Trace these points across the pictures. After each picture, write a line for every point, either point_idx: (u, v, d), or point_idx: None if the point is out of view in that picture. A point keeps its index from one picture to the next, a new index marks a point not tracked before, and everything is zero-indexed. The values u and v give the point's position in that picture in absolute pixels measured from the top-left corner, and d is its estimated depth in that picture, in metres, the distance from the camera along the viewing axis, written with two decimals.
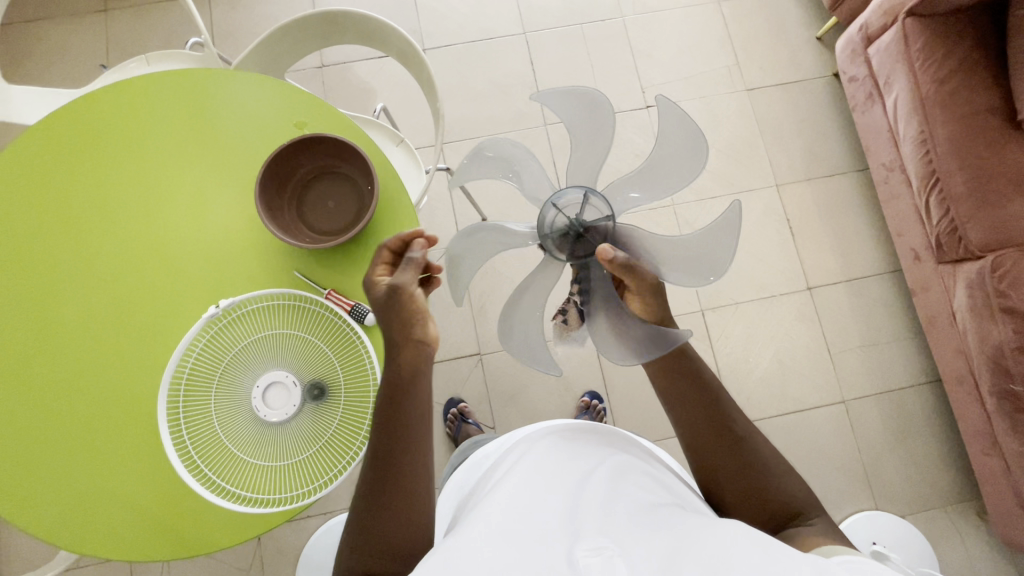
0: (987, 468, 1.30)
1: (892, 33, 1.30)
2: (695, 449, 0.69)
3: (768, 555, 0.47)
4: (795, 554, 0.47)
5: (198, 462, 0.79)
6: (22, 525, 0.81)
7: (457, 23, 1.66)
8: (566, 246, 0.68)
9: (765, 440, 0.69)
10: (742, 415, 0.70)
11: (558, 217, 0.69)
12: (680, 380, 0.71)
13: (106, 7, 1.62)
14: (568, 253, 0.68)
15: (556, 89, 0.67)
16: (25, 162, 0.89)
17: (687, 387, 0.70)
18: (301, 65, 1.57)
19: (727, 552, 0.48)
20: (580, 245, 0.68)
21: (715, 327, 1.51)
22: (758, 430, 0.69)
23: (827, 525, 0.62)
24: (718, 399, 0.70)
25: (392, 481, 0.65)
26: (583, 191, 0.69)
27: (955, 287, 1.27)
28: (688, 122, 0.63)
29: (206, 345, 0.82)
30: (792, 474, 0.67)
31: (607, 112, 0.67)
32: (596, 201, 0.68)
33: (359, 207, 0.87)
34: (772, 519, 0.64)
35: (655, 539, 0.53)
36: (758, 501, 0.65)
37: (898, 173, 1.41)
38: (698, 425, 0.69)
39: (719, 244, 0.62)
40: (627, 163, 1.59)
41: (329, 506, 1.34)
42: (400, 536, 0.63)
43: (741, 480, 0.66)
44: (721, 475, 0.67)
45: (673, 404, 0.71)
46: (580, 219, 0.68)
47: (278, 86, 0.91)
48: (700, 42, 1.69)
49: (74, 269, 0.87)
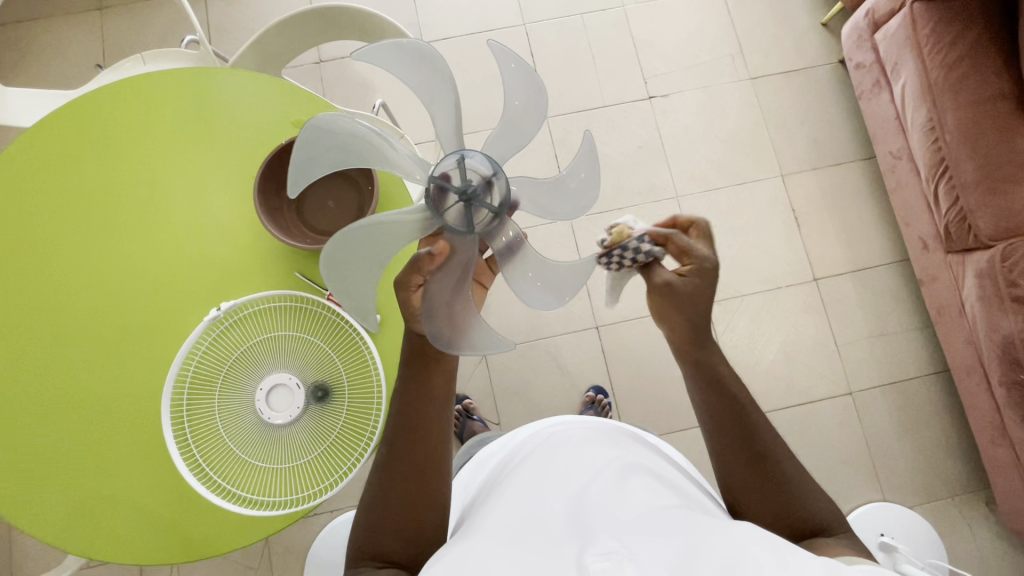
0: (997, 459, 1.30)
1: (899, 17, 1.27)
2: (720, 450, 0.69)
3: (783, 562, 0.45)
4: (806, 555, 0.47)
5: (203, 465, 0.79)
6: (31, 530, 0.81)
7: (456, 15, 1.64)
8: (463, 216, 0.66)
9: (794, 457, 0.68)
10: (775, 434, 0.69)
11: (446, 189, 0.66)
12: (719, 397, 0.70)
13: (100, 5, 1.60)
14: (468, 223, 0.66)
15: (378, 48, 0.62)
16: (23, 165, 0.89)
17: (725, 402, 0.70)
18: (299, 61, 1.55)
19: (742, 558, 0.46)
20: (478, 210, 0.66)
21: (721, 319, 1.50)
22: (789, 448, 0.68)
23: (850, 541, 0.62)
24: (755, 417, 0.69)
25: (412, 477, 0.67)
26: (457, 156, 0.65)
27: (964, 276, 1.26)
28: (516, 61, 0.64)
29: (209, 348, 0.81)
30: (822, 493, 0.66)
31: (435, 57, 0.64)
32: (475, 159, 0.65)
33: (358, 207, 0.86)
34: (792, 531, 0.64)
35: (666, 543, 0.51)
36: (778, 513, 0.65)
37: (905, 162, 1.39)
38: (726, 428, 0.69)
39: (579, 179, 0.70)
40: (630, 156, 1.58)
41: (336, 504, 1.34)
42: (411, 522, 0.66)
43: (767, 494, 0.65)
44: (746, 487, 0.66)
45: (708, 416, 0.71)
46: (467, 187, 0.65)
47: (274, 85, 0.90)
48: (703, 30, 1.66)
49: (75, 275, 0.86)
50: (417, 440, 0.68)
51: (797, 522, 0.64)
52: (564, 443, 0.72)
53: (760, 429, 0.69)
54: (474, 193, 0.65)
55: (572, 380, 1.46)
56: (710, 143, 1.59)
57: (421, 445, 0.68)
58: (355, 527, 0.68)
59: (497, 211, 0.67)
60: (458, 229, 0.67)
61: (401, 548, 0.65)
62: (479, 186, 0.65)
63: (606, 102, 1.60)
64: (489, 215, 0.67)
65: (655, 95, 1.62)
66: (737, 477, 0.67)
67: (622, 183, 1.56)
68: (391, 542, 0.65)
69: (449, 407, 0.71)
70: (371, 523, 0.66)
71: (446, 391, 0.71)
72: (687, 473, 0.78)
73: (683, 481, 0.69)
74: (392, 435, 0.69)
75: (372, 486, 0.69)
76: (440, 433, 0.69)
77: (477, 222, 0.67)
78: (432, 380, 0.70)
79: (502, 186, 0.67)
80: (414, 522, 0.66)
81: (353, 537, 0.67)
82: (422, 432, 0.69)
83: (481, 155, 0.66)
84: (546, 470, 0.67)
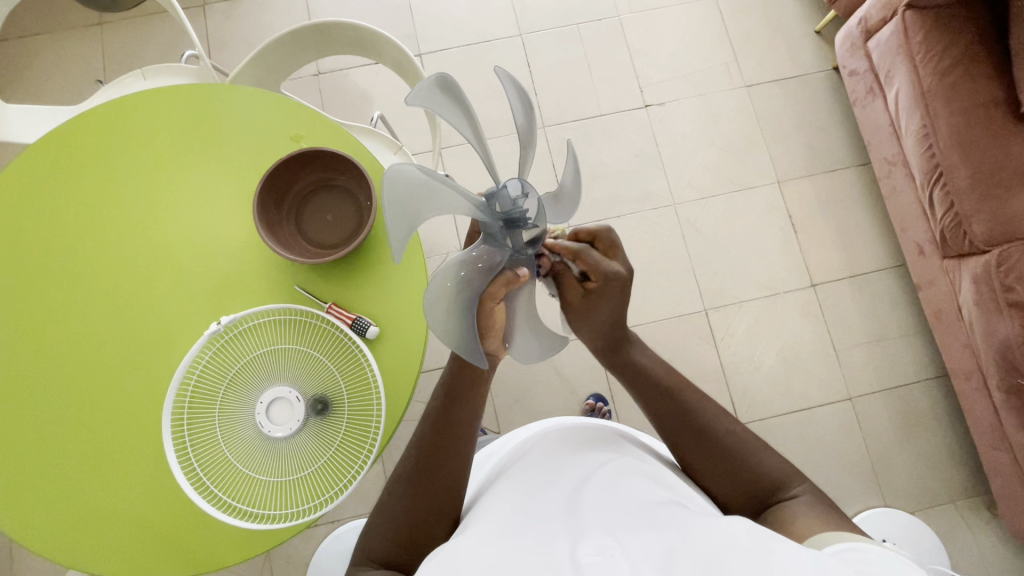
0: (997, 464, 1.30)
1: (892, 25, 1.28)
2: (666, 437, 0.72)
3: (768, 548, 0.46)
4: (796, 546, 0.47)
5: (205, 479, 0.79)
6: (31, 546, 0.81)
7: (453, 27, 1.65)
8: (516, 239, 0.64)
9: (733, 420, 0.71)
10: (708, 403, 0.72)
11: (492, 219, 0.62)
12: (650, 385, 0.74)
13: (101, 19, 1.62)
14: (518, 245, 0.64)
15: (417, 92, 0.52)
16: (26, 182, 0.89)
17: (653, 386, 0.74)
18: (298, 74, 1.57)
19: (729, 547, 0.47)
20: (523, 230, 0.63)
21: (719, 325, 1.50)
22: (725, 414, 0.71)
23: (812, 494, 0.63)
24: (684, 398, 0.72)
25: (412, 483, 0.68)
26: (499, 185, 0.61)
27: (960, 281, 1.26)
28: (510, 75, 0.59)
29: (210, 361, 0.82)
30: (772, 451, 0.69)
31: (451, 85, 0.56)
32: (514, 185, 0.61)
33: (359, 220, 0.87)
34: (757, 498, 0.66)
35: (656, 536, 0.52)
36: (740, 484, 0.67)
37: (900, 168, 1.40)
38: (665, 420, 0.72)
39: (574, 181, 0.71)
40: (627, 164, 1.59)
41: (337, 514, 1.35)
42: (419, 528, 0.66)
43: (725, 467, 0.67)
44: (703, 466, 0.69)
45: (644, 402, 0.74)
46: (516, 212, 0.62)
47: (273, 100, 0.91)
48: (697, 38, 1.67)
49: (76, 291, 0.87)
50: (425, 450, 0.69)
51: (759, 497, 0.66)
52: (557, 449, 0.71)
53: (700, 411, 0.71)
54: (519, 217, 0.62)
55: (571, 388, 1.46)
56: (707, 150, 1.60)
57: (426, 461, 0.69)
58: (364, 535, 0.68)
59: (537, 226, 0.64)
60: (514, 254, 0.64)
61: (408, 557, 0.64)
62: (525, 205, 0.62)
63: (603, 111, 1.62)
64: (533, 232, 0.64)
65: (651, 103, 1.63)
66: (694, 462, 0.69)
67: (619, 191, 1.57)
68: (394, 549, 0.65)
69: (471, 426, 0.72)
70: (379, 530, 0.66)
71: (473, 414, 0.72)
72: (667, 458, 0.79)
73: (684, 483, 0.69)
74: (420, 446, 0.70)
75: (385, 498, 0.69)
76: (443, 442, 0.70)
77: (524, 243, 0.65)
78: (473, 400, 0.73)
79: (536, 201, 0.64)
80: (417, 530, 0.66)
81: (360, 541, 0.67)
82: (443, 448, 0.69)
83: (515, 179, 0.61)
84: (542, 472, 0.67)
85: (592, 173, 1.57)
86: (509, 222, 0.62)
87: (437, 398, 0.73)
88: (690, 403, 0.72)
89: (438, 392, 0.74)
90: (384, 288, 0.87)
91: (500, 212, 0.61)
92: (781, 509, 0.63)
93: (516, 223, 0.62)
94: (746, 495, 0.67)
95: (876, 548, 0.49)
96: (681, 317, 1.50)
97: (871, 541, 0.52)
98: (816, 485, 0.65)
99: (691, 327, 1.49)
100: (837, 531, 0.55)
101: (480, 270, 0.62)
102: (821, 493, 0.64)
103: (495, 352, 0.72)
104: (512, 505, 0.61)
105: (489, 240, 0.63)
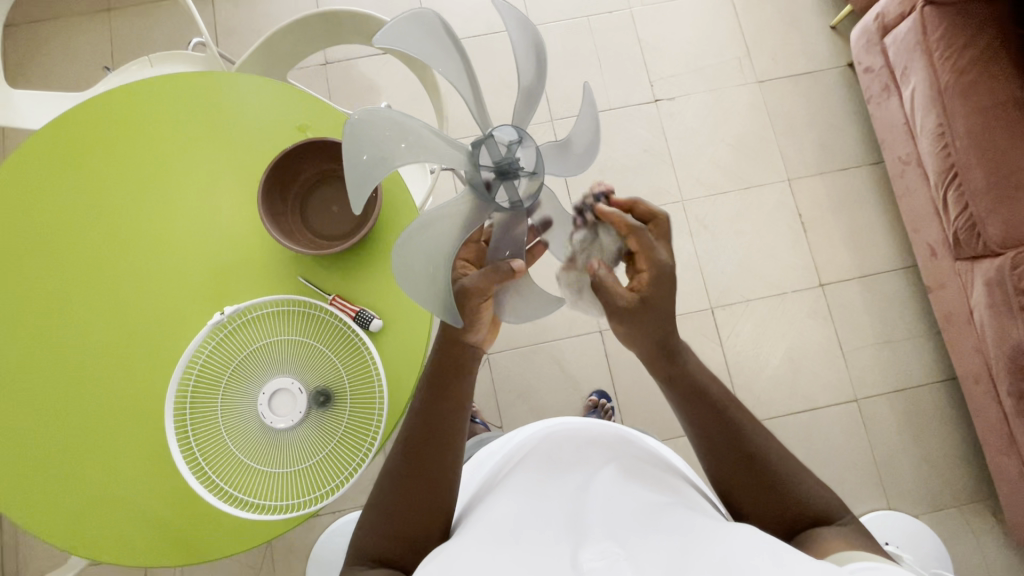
0: (1004, 469, 1.28)
1: (909, 21, 1.26)
2: (706, 461, 0.70)
3: (780, 559, 0.45)
4: (808, 559, 0.45)
5: (207, 470, 0.79)
6: (34, 530, 0.82)
7: (463, 17, 1.64)
8: (498, 193, 0.67)
9: (779, 446, 0.69)
10: (753, 423, 0.70)
11: (487, 154, 0.65)
12: (691, 397, 0.72)
13: (108, 5, 1.61)
14: (492, 195, 0.66)
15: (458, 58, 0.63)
16: (31, 169, 0.89)
17: (700, 401, 0.71)
18: (305, 63, 1.56)
19: (736, 559, 0.46)
20: (506, 188, 0.67)
21: (725, 324, 1.49)
22: (771, 436, 0.69)
23: (854, 526, 0.63)
24: (731, 415, 0.70)
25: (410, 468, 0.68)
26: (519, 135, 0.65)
27: (973, 283, 1.24)
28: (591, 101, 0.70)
29: (213, 349, 0.82)
30: (814, 477, 0.67)
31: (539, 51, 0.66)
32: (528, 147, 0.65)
33: (363, 211, 0.86)
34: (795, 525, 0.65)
35: (660, 543, 0.52)
36: (779, 512, 0.65)
37: (914, 167, 1.37)
38: (710, 439, 0.69)
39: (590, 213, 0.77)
40: (636, 159, 1.57)
41: (338, 505, 1.36)
42: (411, 520, 0.66)
43: (768, 497, 0.66)
44: (742, 491, 0.67)
45: (688, 417, 0.71)
46: (511, 163, 0.65)
47: (280, 88, 0.90)
48: (710, 32, 1.65)
49: (81, 278, 0.87)
50: (422, 446, 0.69)
51: (799, 524, 0.64)
52: (558, 451, 0.71)
53: (749, 431, 0.69)
54: (512, 170, 0.66)
55: (575, 384, 1.45)
56: (716, 146, 1.58)
57: (432, 456, 0.68)
58: (356, 532, 0.68)
59: (518, 203, 0.68)
60: (487, 197, 0.67)
61: (403, 554, 0.65)
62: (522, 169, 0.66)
63: (612, 105, 1.60)
64: (509, 202, 0.68)
65: (661, 98, 1.61)
66: (730, 484, 0.68)
67: (627, 186, 1.55)
68: (390, 546, 0.65)
69: (464, 415, 0.72)
70: (372, 525, 0.66)
71: (462, 404, 0.72)
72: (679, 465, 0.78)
73: (688, 485, 0.69)
74: (406, 441, 0.69)
75: (377, 494, 0.69)
76: (449, 428, 0.70)
77: (499, 199, 0.67)
78: (458, 390, 0.71)
79: (534, 185, 0.67)
80: (414, 516, 0.66)
81: (354, 539, 0.67)
82: (433, 440, 0.69)
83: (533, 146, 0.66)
84: (539, 473, 0.67)
85: (600, 168, 1.56)
86: (501, 170, 0.65)
87: (420, 393, 0.72)
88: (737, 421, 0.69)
89: (423, 382, 0.73)
90: (389, 282, 0.86)
91: (501, 158, 0.65)
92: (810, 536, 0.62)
93: (505, 176, 0.66)
94: (778, 519, 0.65)
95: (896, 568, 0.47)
96: (687, 315, 1.49)
97: (890, 563, 0.50)
98: (856, 516, 0.64)
99: (697, 325, 1.48)
100: (859, 552, 0.54)
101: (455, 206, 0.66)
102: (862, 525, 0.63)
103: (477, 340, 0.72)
104: (512, 505, 0.61)
105: (470, 160, 0.66)
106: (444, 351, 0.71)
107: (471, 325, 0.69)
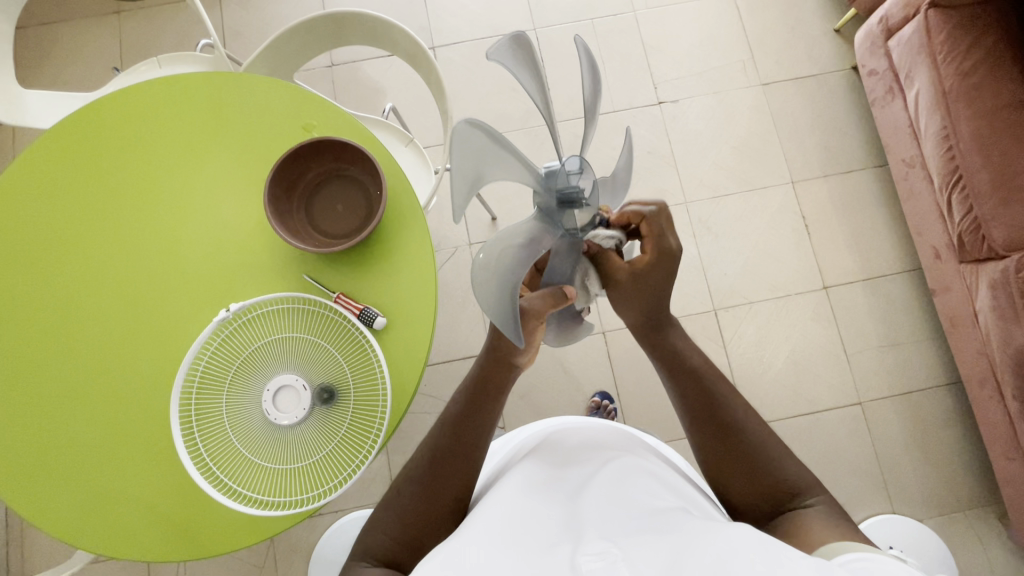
0: (1009, 473, 1.28)
1: (913, 24, 1.26)
2: (690, 432, 0.71)
3: (776, 559, 0.45)
4: (798, 555, 0.46)
5: (211, 466, 0.79)
6: (38, 523, 0.83)
7: (468, 20, 1.65)
8: (563, 221, 0.64)
9: (760, 423, 0.70)
10: (738, 400, 0.72)
11: (557, 182, 0.62)
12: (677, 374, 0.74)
13: (119, 8, 1.63)
14: (558, 224, 0.64)
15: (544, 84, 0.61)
16: (40, 166, 0.90)
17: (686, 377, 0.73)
18: (312, 64, 1.57)
19: (734, 558, 0.46)
20: (573, 215, 0.64)
21: (728, 326, 1.49)
22: (753, 413, 0.71)
23: (827, 506, 0.62)
24: (712, 387, 0.72)
25: (427, 476, 0.69)
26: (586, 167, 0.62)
27: (977, 286, 1.24)
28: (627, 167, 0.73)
29: (219, 346, 0.83)
30: (794, 459, 0.68)
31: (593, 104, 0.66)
32: (592, 178, 0.63)
33: (368, 210, 0.87)
34: (771, 504, 0.65)
35: (659, 540, 0.52)
36: (755, 488, 0.66)
37: (918, 170, 1.37)
38: (693, 412, 0.71)
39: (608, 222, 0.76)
40: (639, 161, 1.58)
41: (341, 504, 1.36)
42: (415, 522, 0.67)
43: (744, 472, 0.67)
44: (719, 467, 0.68)
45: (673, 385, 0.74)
46: (579, 193, 0.63)
47: (287, 89, 0.91)
48: (715, 34, 1.66)
49: (88, 274, 0.88)
50: (442, 456, 0.70)
51: (774, 501, 0.65)
52: (561, 450, 0.71)
53: (729, 405, 0.71)
54: (577, 198, 0.63)
55: (578, 385, 1.46)
56: (720, 148, 1.59)
57: (449, 465, 0.70)
58: (365, 530, 0.68)
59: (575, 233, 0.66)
60: (554, 224, 0.63)
61: (408, 558, 0.65)
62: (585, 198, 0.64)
63: (616, 107, 1.61)
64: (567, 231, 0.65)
65: (665, 100, 1.62)
66: (713, 464, 0.69)
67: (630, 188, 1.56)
68: (394, 548, 0.65)
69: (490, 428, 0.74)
70: (378, 526, 0.67)
71: (489, 421, 0.74)
72: (687, 473, 0.78)
73: (690, 486, 0.69)
74: (432, 445, 0.71)
75: (392, 497, 0.70)
76: (472, 437, 0.72)
77: (564, 225, 0.64)
78: (487, 410, 0.74)
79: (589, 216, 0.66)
80: (416, 514, 0.67)
81: (359, 538, 0.68)
82: (451, 451, 0.70)
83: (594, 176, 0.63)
84: (541, 471, 0.67)
85: (604, 170, 1.57)
86: (566, 198, 0.63)
87: (460, 399, 0.75)
88: (718, 396, 0.71)
89: (460, 395, 0.75)
90: (392, 280, 0.87)
91: (563, 188, 0.62)
92: (794, 517, 0.62)
93: (569, 204, 0.63)
94: (759, 498, 0.66)
95: (890, 560, 0.48)
96: (690, 316, 1.49)
97: (880, 553, 0.51)
98: (833, 499, 0.64)
99: (700, 327, 1.48)
100: (843, 542, 0.54)
101: (524, 226, 0.61)
102: (837, 507, 0.63)
103: (524, 360, 0.76)
104: (513, 501, 0.61)
105: (541, 183, 0.62)
106: (489, 373, 0.75)
107: (525, 347, 0.74)
